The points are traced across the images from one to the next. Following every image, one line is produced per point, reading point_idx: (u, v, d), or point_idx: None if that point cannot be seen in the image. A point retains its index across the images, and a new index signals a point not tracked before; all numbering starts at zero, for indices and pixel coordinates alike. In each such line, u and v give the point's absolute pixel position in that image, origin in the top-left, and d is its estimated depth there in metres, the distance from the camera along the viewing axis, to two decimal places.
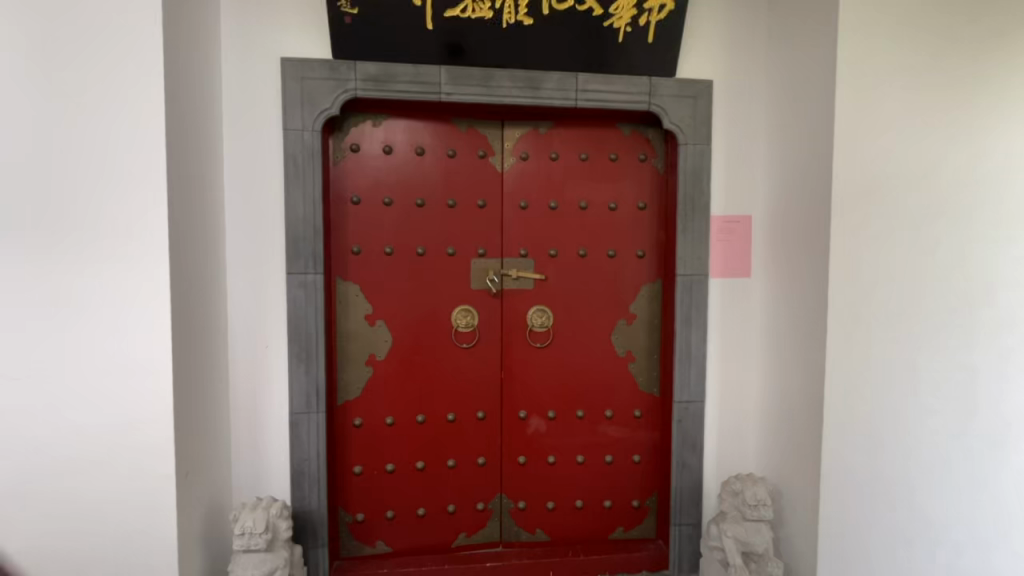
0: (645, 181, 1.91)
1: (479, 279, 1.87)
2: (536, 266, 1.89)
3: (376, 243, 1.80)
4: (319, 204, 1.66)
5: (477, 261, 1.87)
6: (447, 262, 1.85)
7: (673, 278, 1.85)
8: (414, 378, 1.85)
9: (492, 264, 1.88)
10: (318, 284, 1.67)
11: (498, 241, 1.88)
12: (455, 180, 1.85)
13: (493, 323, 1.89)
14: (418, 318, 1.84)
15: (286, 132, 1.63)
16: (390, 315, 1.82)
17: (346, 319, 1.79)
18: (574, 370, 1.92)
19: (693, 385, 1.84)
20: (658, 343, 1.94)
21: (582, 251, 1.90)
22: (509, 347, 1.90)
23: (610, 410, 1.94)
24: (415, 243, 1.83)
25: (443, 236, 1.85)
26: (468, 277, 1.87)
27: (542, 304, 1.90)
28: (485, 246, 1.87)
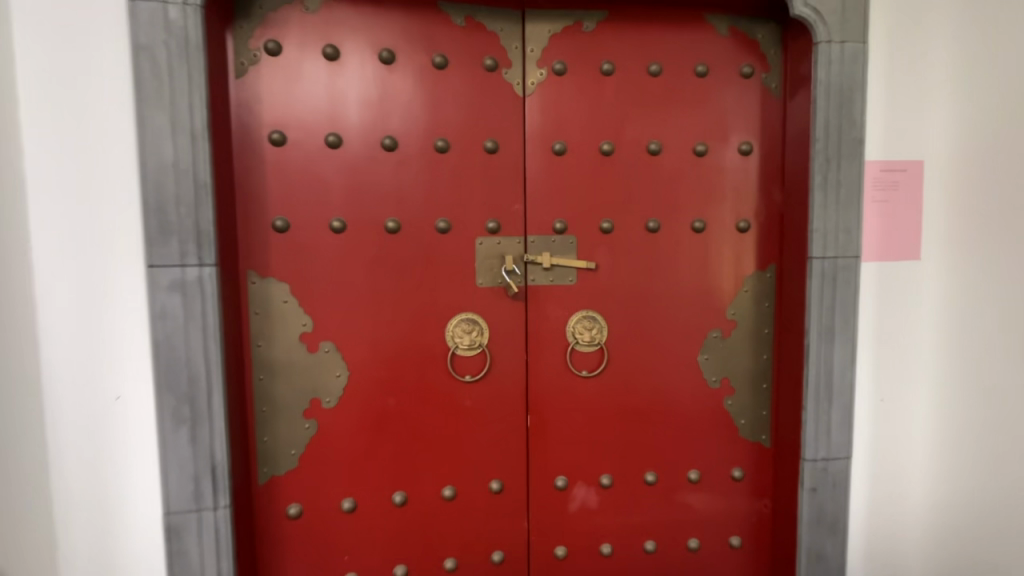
0: (747, 110, 1.20)
1: (489, 272, 1.15)
2: (580, 248, 1.18)
3: (315, 210, 1.07)
4: (202, 141, 0.93)
5: (486, 242, 1.15)
6: (435, 244, 1.13)
7: (800, 264, 1.16)
8: (386, 435, 1.14)
9: (509, 246, 1.16)
10: (208, 282, 0.93)
11: (518, 207, 1.16)
12: (447, 108, 1.12)
13: (511, 341, 1.18)
14: (388, 338, 1.12)
15: (133, 5, 0.89)
16: (342, 334, 1.10)
17: (268, 343, 1.07)
18: (639, 412, 1.23)
19: (835, 434, 1.15)
20: (768, 364, 1.24)
21: (653, 223, 1.19)
22: (539, 378, 1.20)
23: (695, 471, 1.25)
24: (382, 214, 1.10)
25: (429, 202, 1.12)
26: (472, 266, 1.15)
27: (589, 309, 1.19)
28: (497, 217, 1.15)
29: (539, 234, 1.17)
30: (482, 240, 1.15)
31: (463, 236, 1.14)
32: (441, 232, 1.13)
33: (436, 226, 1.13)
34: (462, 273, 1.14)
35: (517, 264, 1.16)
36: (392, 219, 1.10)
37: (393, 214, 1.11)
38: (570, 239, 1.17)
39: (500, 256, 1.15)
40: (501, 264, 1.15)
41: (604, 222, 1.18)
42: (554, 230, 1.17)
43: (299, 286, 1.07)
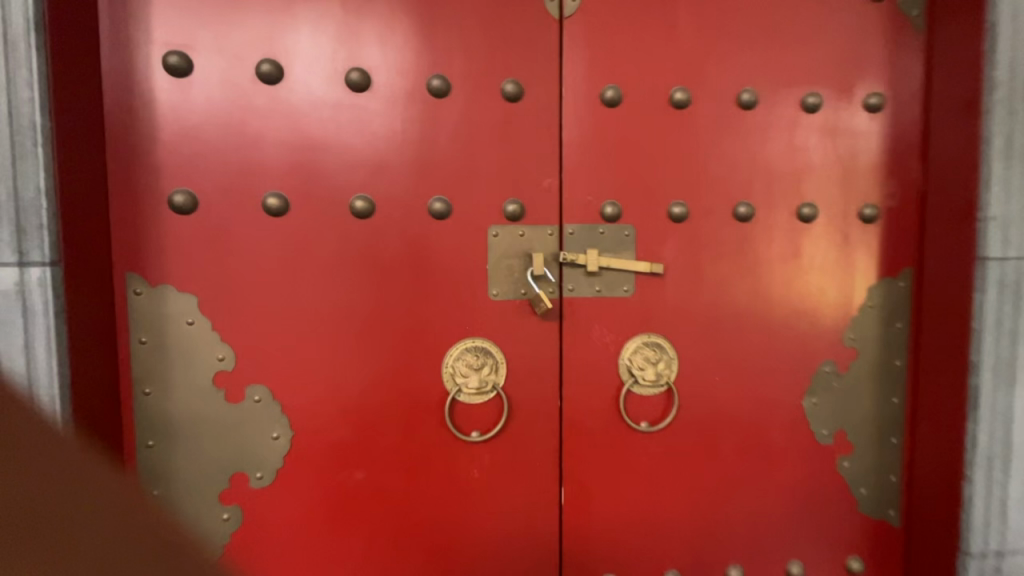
0: (876, 47, 0.84)
1: (508, 277, 0.78)
2: (639, 243, 0.81)
3: (238, 181, 0.69)
4: (25, 51, 0.54)
5: (504, 233, 0.77)
6: (427, 236, 0.75)
7: (961, 256, 0.77)
8: (352, 525, 0.75)
9: (537, 240, 0.79)
10: (36, 293, 0.55)
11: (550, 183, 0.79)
12: (447, 30, 0.74)
13: (538, 379, 0.80)
14: (356, 377, 0.74)
15: None
16: (282, 374, 0.71)
17: (164, 388, 0.68)
18: (719, 479, 0.86)
19: (1014, 516, 0.76)
20: (900, 409, 0.88)
21: (744, 208, 0.82)
22: (579, 435, 0.82)
23: (796, 561, 0.88)
24: (345, 189, 0.72)
25: (418, 173, 0.74)
26: (482, 270, 0.77)
27: (651, 332, 0.82)
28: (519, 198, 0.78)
29: (581, 222, 0.80)
30: (498, 230, 0.77)
31: (469, 224, 0.76)
32: (437, 217, 0.75)
33: (429, 209, 0.75)
34: (468, 279, 0.77)
35: (548, 266, 0.79)
36: (362, 197, 0.72)
37: (363, 189, 0.73)
38: (624, 229, 0.80)
39: (524, 254, 0.78)
40: (525, 265, 0.78)
41: (675, 207, 0.81)
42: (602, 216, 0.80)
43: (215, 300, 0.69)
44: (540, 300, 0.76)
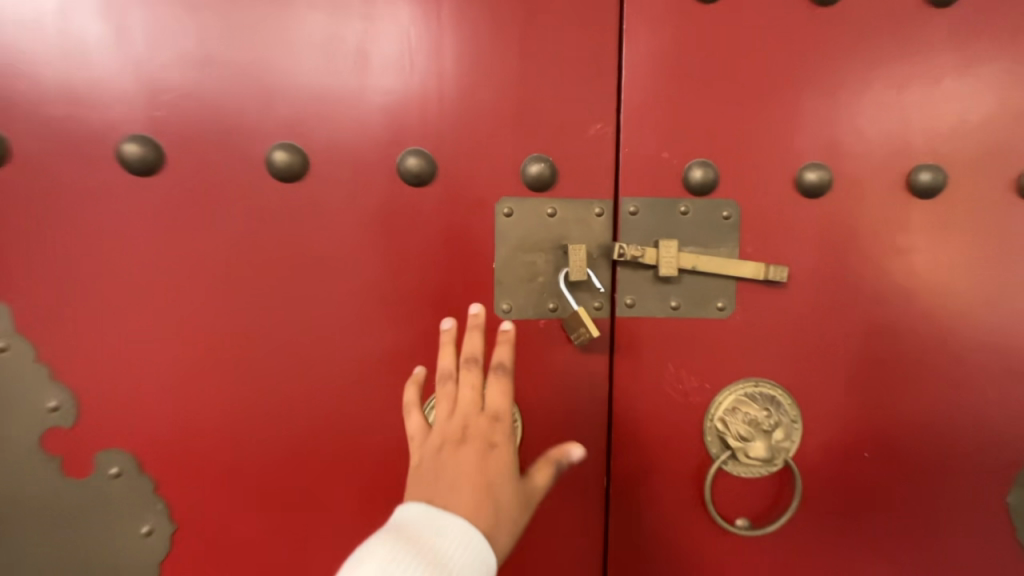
0: None
1: (525, 282, 0.48)
2: (747, 232, 0.49)
3: (84, 117, 0.43)
4: None
5: (519, 214, 0.47)
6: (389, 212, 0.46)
7: None
8: None
9: (573, 222, 0.48)
10: None
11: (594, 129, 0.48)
12: None
13: (568, 444, 0.51)
14: (274, 432, 0.48)
15: None
16: (164, 419, 0.46)
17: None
18: None
19: None
20: None
21: (925, 175, 0.48)
22: (632, 534, 0.52)
23: None
24: (258, 135, 0.45)
25: (377, 108, 0.45)
26: (481, 270, 0.48)
27: (761, 378, 0.50)
28: (540, 152, 0.48)
29: (645, 195, 0.48)
30: (512, 205, 0.47)
31: (462, 195, 0.47)
32: (409, 180, 0.46)
33: (400, 166, 0.46)
34: (455, 283, 0.47)
35: (591, 266, 0.49)
36: (288, 144, 0.45)
37: (291, 134, 0.45)
38: (721, 207, 0.49)
39: (551, 245, 0.48)
40: (555, 265, 0.48)
41: (809, 171, 0.48)
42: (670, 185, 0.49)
43: (57, 304, 0.45)
44: (582, 328, 0.46)
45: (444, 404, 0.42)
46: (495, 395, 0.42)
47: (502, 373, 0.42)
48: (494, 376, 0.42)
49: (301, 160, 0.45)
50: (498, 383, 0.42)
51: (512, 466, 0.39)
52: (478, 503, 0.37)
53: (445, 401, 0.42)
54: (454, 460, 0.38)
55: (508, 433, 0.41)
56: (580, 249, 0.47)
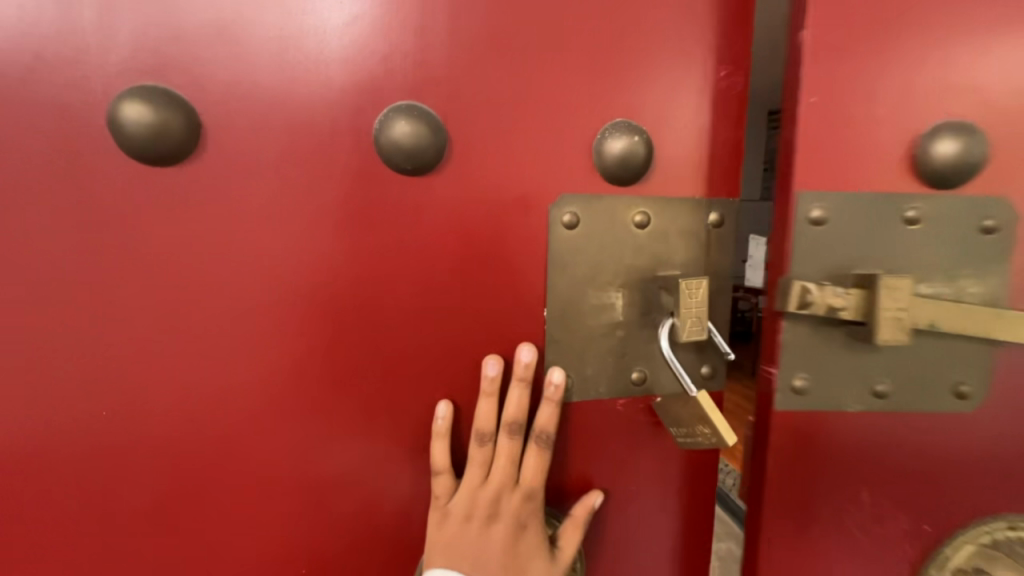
0: None
1: (610, 333, 0.44)
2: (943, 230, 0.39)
3: (23, 67, 0.34)
4: None
5: (591, 216, 0.43)
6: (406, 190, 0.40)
7: None
8: None
9: (669, 241, 0.44)
10: None
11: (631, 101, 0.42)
12: None
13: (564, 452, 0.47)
14: (282, 446, 0.42)
15: None
16: (124, 444, 0.39)
17: None
18: None
19: None
20: None
21: None
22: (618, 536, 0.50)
23: None
24: (246, 102, 0.37)
25: (386, 69, 0.39)
26: (507, 264, 0.42)
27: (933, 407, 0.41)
28: (634, 121, 0.42)
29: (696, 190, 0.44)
30: (576, 211, 0.42)
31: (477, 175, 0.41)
32: (395, 152, 0.38)
33: (378, 135, 0.38)
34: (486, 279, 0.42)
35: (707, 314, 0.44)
36: (145, 91, 0.35)
37: (273, 106, 0.37)
38: (953, 228, 0.39)
39: (646, 280, 0.44)
40: (649, 306, 0.44)
41: (941, 139, 0.38)
42: (827, 172, 0.39)
43: (7, 305, 0.36)
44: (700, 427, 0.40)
45: (479, 465, 0.42)
46: (531, 464, 0.43)
47: (539, 444, 0.43)
48: (532, 450, 0.42)
49: (178, 119, 0.35)
50: (534, 453, 0.43)
51: (533, 535, 0.42)
52: (504, 566, 0.41)
53: (482, 465, 0.42)
54: (489, 521, 0.42)
55: (534, 501, 0.43)
56: (697, 293, 0.41)
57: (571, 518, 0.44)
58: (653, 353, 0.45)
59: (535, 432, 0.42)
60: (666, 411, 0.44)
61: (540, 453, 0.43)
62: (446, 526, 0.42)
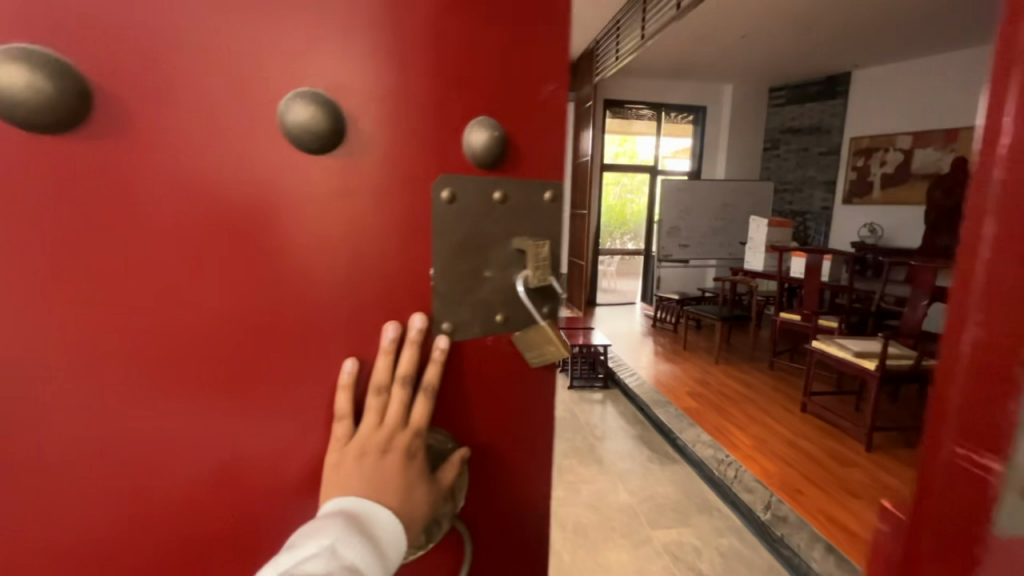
0: None
1: (471, 294, 0.43)
2: None
3: None
4: None
5: (464, 197, 0.41)
6: (324, 187, 0.37)
7: None
8: None
9: (526, 214, 0.43)
10: None
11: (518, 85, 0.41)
12: None
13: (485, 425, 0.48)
14: (197, 475, 0.37)
15: None
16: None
17: None
18: None
19: None
20: None
21: None
22: (526, 497, 0.52)
23: None
24: (148, 87, 0.31)
25: (295, 47, 0.34)
26: (415, 260, 0.41)
27: None
28: (494, 117, 0.41)
29: (546, 166, 0.44)
30: (455, 187, 0.40)
31: (396, 166, 0.38)
32: (305, 136, 0.34)
33: (284, 121, 0.34)
34: (407, 276, 0.41)
35: (554, 269, 0.45)
36: (29, 56, 0.27)
37: (185, 98, 0.32)
38: None
39: (502, 246, 0.43)
40: (507, 266, 0.44)
41: None
42: None
43: None
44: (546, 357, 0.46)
45: (373, 413, 0.40)
46: (423, 405, 0.42)
47: (430, 386, 0.42)
48: (419, 395, 0.41)
49: (68, 96, 0.28)
50: (426, 395, 0.42)
51: (421, 470, 0.42)
52: (400, 500, 0.40)
53: (374, 412, 0.40)
54: (382, 462, 0.40)
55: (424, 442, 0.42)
56: (542, 250, 0.43)
57: (458, 455, 0.45)
58: (521, 303, 0.45)
59: (422, 380, 0.42)
60: (523, 342, 0.46)
61: (431, 395, 0.42)
62: (340, 469, 0.40)
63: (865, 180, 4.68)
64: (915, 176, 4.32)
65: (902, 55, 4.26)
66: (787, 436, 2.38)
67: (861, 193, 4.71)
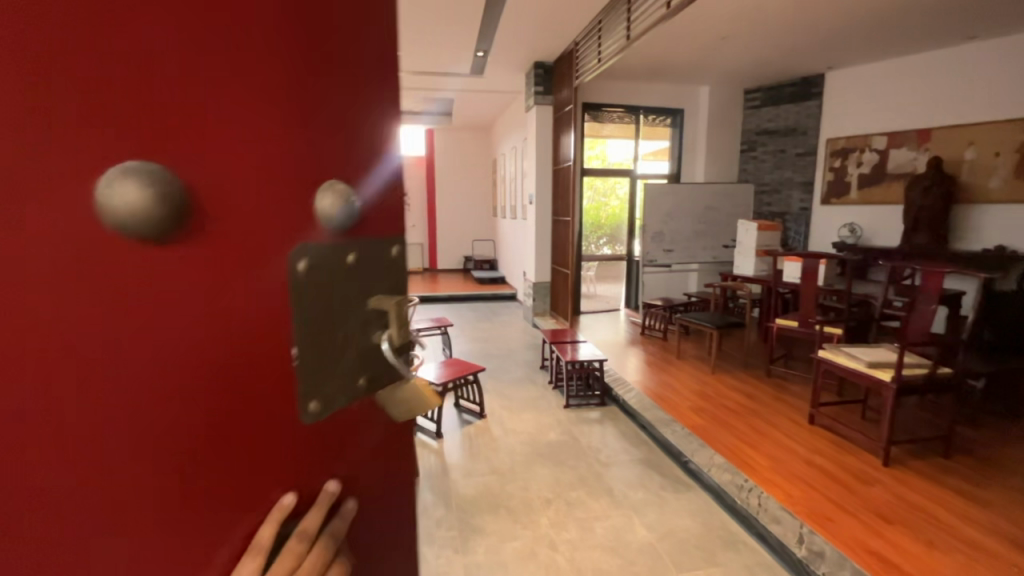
0: None
1: (335, 376, 0.36)
2: None
3: None
4: None
5: (319, 267, 0.34)
6: (148, 278, 0.27)
7: None
8: None
9: (381, 275, 0.39)
10: None
11: (370, 142, 0.37)
12: None
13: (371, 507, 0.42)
14: None
15: None
16: None
17: None
18: None
19: None
20: None
21: None
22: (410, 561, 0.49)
23: None
24: None
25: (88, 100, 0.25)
26: (279, 347, 0.33)
27: None
28: (342, 174, 0.35)
29: (391, 224, 0.41)
30: (310, 258, 0.33)
31: (252, 237, 0.31)
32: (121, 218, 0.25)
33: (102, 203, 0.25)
34: (270, 372, 0.33)
35: (408, 327, 0.42)
36: None
37: None
38: None
39: (359, 309, 0.37)
40: (366, 329, 0.38)
41: None
42: None
43: None
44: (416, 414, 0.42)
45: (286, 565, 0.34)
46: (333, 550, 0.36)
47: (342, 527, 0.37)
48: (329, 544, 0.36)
49: None
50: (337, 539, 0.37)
51: None
52: None
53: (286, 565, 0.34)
54: None
55: None
56: (399, 309, 0.40)
57: None
58: (381, 370, 0.40)
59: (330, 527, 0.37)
60: (395, 412, 0.41)
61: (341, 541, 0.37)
62: None
63: (842, 181, 4.72)
64: (890, 176, 4.38)
65: (874, 57, 4.31)
66: (801, 453, 2.27)
67: (839, 193, 4.76)
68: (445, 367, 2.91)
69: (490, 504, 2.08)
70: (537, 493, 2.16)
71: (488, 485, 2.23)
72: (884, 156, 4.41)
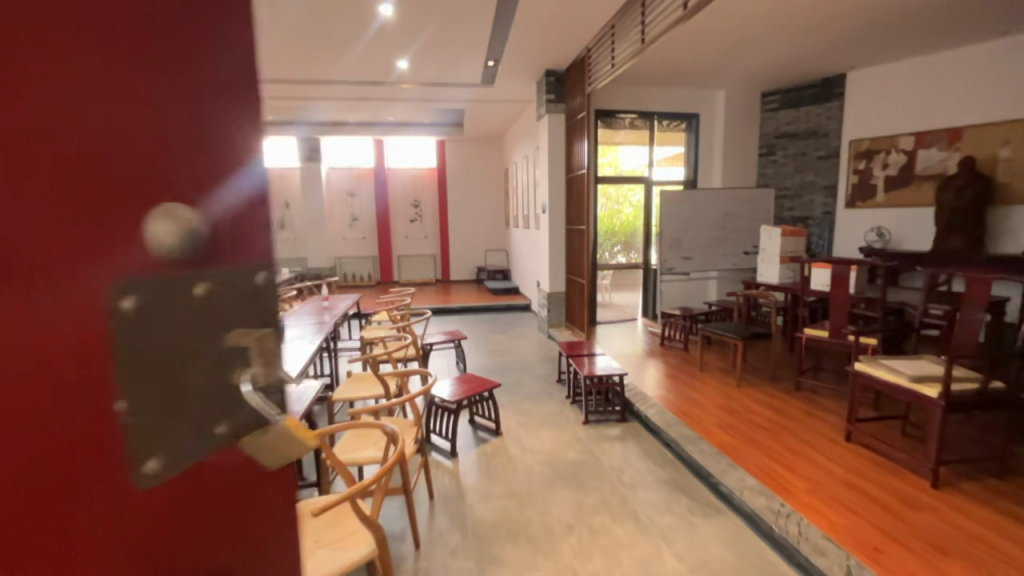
0: None
1: (182, 430, 0.31)
2: None
3: None
4: None
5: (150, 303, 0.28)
6: None
7: None
8: None
9: (237, 303, 0.34)
10: None
11: (217, 165, 0.34)
12: None
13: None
14: None
15: None
16: None
17: None
18: None
19: None
20: None
21: None
22: None
23: None
24: None
25: None
26: (102, 405, 0.26)
27: None
28: (179, 199, 0.31)
29: (255, 249, 0.37)
30: (141, 292, 0.28)
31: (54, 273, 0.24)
32: None
33: None
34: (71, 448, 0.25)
35: (274, 360, 0.37)
36: None
37: None
38: None
39: (211, 346, 0.33)
40: (222, 368, 0.33)
41: None
42: None
43: None
44: (295, 454, 0.37)
45: None
46: None
47: None
48: None
49: None
50: None
51: None
52: None
53: None
54: None
55: None
56: (261, 340, 0.36)
57: None
58: (243, 414, 0.35)
59: None
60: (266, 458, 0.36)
61: None
62: None
63: (868, 183, 4.55)
64: (919, 177, 4.21)
65: (898, 55, 4.15)
66: (840, 474, 2.12)
67: (865, 197, 4.58)
68: (460, 383, 2.82)
69: (508, 531, 1.97)
70: (558, 519, 2.04)
71: (506, 510, 2.12)
72: (912, 157, 4.23)
